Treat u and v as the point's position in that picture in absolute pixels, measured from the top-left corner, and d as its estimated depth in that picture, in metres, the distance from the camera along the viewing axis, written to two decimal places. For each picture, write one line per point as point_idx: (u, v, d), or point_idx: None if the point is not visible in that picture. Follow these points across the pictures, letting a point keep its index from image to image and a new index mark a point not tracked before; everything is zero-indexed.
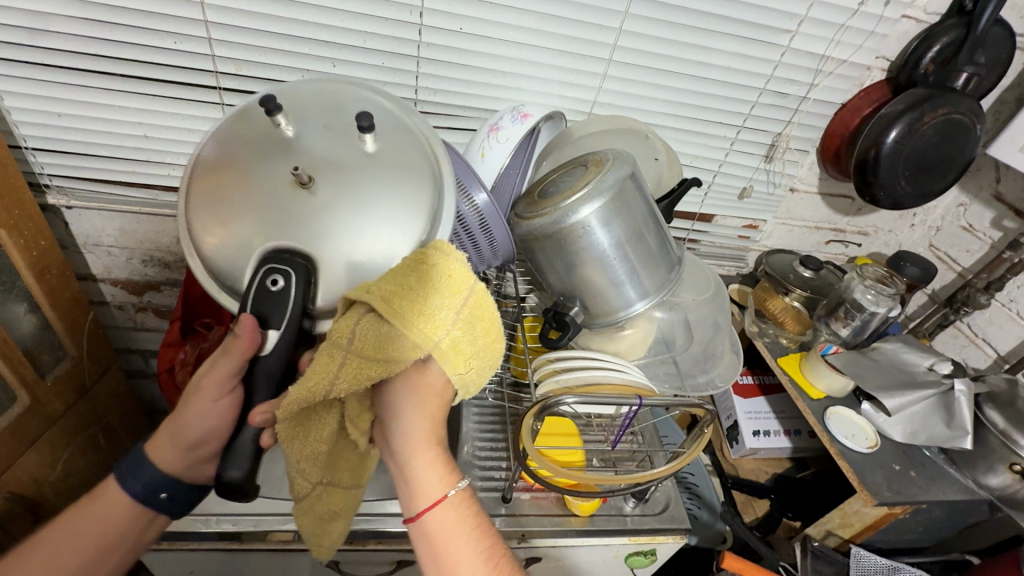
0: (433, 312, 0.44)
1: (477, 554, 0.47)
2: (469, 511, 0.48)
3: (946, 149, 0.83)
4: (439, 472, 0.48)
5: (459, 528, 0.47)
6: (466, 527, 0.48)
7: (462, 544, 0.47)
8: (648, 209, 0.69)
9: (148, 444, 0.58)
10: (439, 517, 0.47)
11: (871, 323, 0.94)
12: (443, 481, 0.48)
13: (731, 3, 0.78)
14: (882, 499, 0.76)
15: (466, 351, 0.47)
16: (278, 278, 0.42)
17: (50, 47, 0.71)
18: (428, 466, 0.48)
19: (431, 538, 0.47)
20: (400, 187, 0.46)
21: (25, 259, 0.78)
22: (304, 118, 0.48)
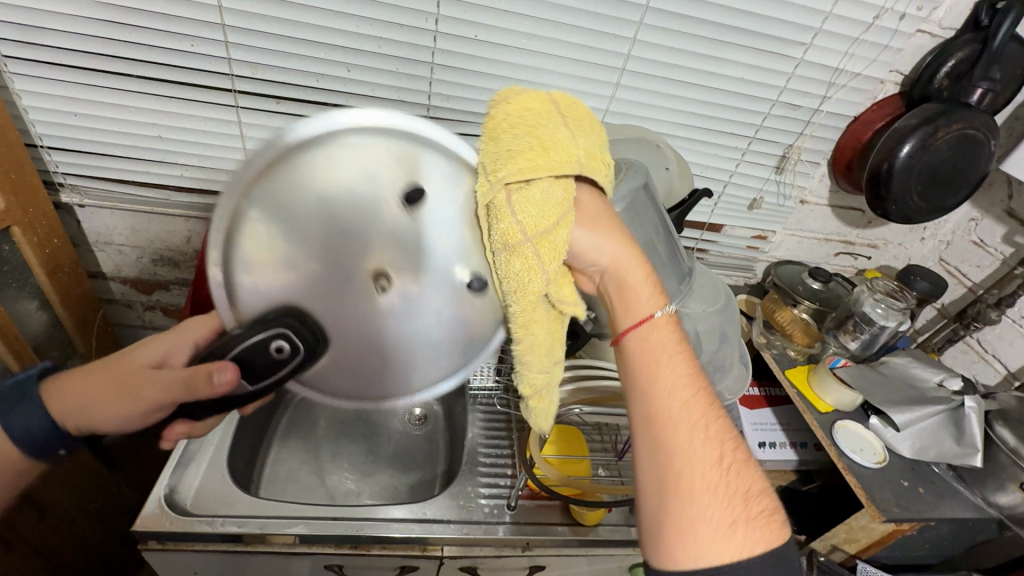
0: (556, 139, 0.47)
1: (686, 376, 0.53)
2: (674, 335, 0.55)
3: (960, 164, 0.82)
4: (646, 295, 0.55)
5: (668, 351, 0.54)
6: (675, 351, 0.54)
7: (674, 364, 0.53)
8: (660, 218, 0.69)
9: (46, 384, 0.50)
10: (648, 334, 0.54)
11: (880, 337, 0.94)
12: (651, 303, 0.55)
13: (746, 15, 0.78)
14: (890, 515, 0.76)
15: (595, 156, 0.50)
16: (282, 341, 0.44)
17: (69, 48, 0.71)
18: (639, 280, 0.55)
19: (647, 354, 0.54)
20: (455, 336, 0.51)
21: (38, 257, 0.79)
22: (430, 221, 0.46)
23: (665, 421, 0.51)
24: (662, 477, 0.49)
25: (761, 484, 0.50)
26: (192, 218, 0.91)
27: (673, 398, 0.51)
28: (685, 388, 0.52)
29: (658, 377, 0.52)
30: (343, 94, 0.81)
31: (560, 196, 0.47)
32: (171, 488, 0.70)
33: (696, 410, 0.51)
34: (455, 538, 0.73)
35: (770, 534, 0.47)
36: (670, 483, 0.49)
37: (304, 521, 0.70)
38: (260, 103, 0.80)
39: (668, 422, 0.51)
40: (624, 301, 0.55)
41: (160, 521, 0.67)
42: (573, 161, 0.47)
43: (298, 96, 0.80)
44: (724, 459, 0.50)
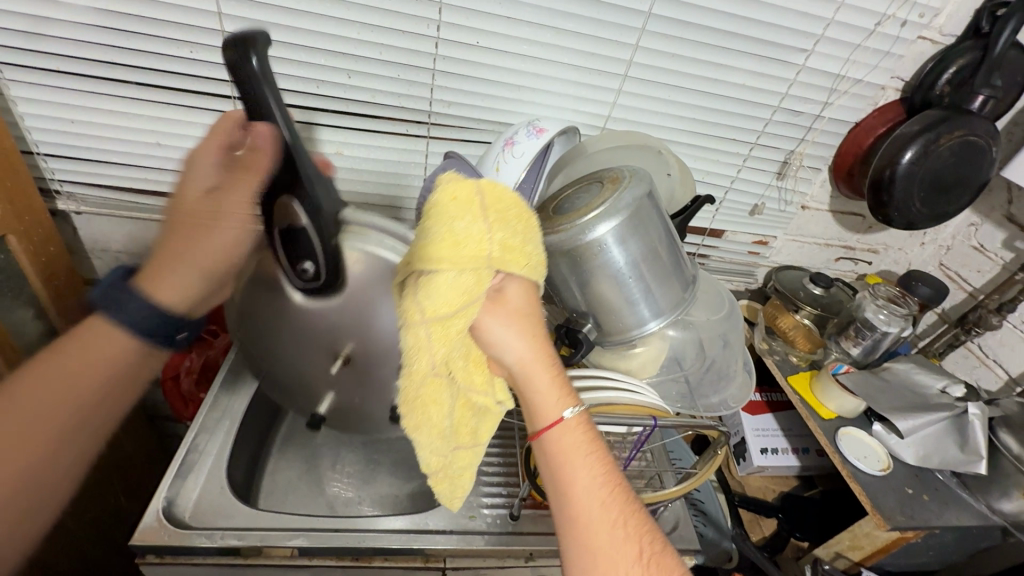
0: (461, 245, 0.46)
1: (599, 475, 0.50)
2: (583, 437, 0.52)
3: (961, 171, 0.82)
4: (550, 397, 0.52)
5: (578, 450, 0.51)
6: (584, 454, 0.51)
7: (586, 465, 0.51)
8: (664, 227, 0.69)
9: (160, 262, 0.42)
10: (556, 439, 0.51)
11: (883, 343, 0.93)
12: (555, 405, 0.52)
13: (749, 22, 0.77)
14: (896, 523, 0.75)
15: (512, 247, 0.49)
16: (311, 262, 0.48)
17: (65, 54, 0.70)
18: (547, 382, 0.52)
19: (561, 457, 0.51)
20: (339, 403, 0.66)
21: (34, 265, 0.78)
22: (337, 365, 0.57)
23: (581, 520, 0.49)
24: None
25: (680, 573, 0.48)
26: None
27: (588, 496, 0.49)
28: (598, 495, 0.50)
29: (575, 482, 0.50)
30: (343, 100, 0.80)
31: (469, 286, 0.47)
32: (168, 501, 0.69)
33: (617, 515, 0.49)
34: (458, 548, 0.72)
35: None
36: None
37: (304, 533, 0.69)
38: None
39: (588, 516, 0.49)
40: (533, 397, 0.52)
41: (159, 533, 0.65)
42: (483, 256, 0.47)
43: (298, 102, 0.79)
44: (644, 554, 0.48)
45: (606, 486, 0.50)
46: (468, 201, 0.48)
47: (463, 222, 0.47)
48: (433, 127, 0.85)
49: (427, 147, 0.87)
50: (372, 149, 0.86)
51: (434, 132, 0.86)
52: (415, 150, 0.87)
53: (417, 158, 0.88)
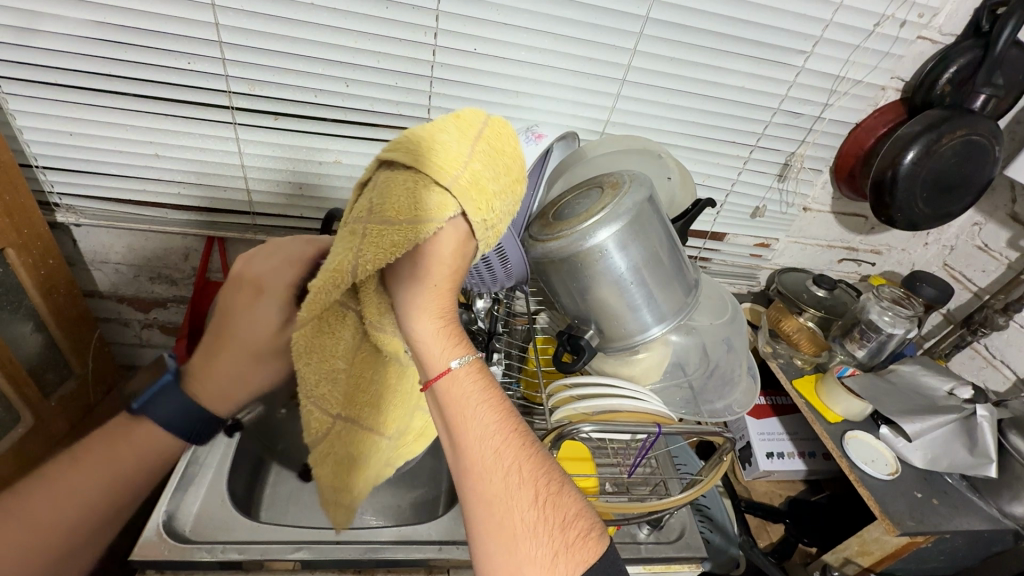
0: (421, 152, 0.43)
1: (494, 422, 0.45)
2: (480, 382, 0.47)
3: (963, 170, 0.82)
4: (444, 345, 0.48)
5: (466, 398, 0.46)
6: (479, 400, 0.46)
7: (481, 410, 0.45)
8: (665, 231, 0.68)
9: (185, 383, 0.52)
10: (446, 387, 0.46)
11: (888, 344, 0.92)
12: (449, 353, 0.47)
13: (747, 25, 0.77)
14: (905, 528, 0.74)
15: (479, 186, 0.44)
16: None
17: (63, 67, 0.70)
18: (435, 329, 0.48)
19: (453, 405, 0.46)
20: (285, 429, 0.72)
21: (34, 279, 0.78)
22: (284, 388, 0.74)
23: (476, 474, 0.43)
24: (485, 533, 0.41)
25: (583, 510, 0.43)
26: (190, 235, 0.90)
27: (481, 444, 0.44)
28: (494, 434, 0.44)
29: (466, 429, 0.44)
30: (341, 109, 0.80)
31: (406, 206, 0.41)
32: (168, 514, 0.68)
33: (515, 460, 0.43)
34: (462, 559, 0.71)
35: (588, 553, 0.40)
36: (493, 530, 0.41)
37: (305, 546, 0.68)
38: (258, 119, 0.79)
39: (482, 465, 0.43)
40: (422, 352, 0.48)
41: (158, 547, 0.64)
42: (451, 174, 0.42)
43: (297, 111, 0.79)
44: (540, 498, 0.42)
45: (502, 429, 0.45)
46: (468, 125, 0.45)
47: (451, 137, 0.44)
48: None
49: None
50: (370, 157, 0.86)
51: None
52: None
53: None
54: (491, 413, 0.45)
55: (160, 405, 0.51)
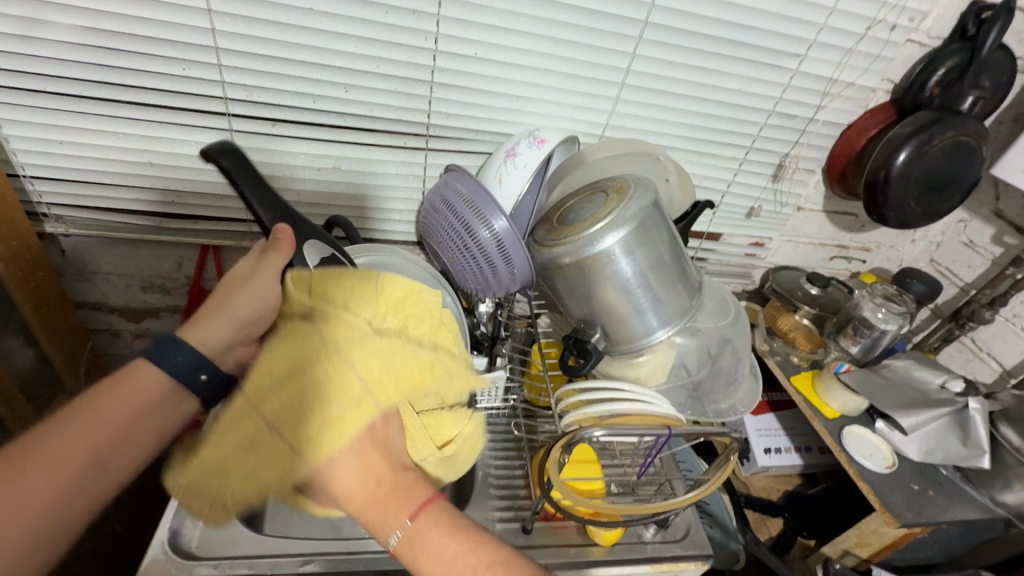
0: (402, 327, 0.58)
1: (455, 546, 0.46)
2: (432, 522, 0.46)
3: (953, 170, 0.84)
4: (387, 508, 0.45)
5: (427, 549, 0.45)
6: (440, 538, 0.46)
7: (439, 545, 0.46)
8: (669, 235, 0.69)
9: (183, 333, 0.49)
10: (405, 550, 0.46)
11: (881, 341, 0.95)
12: (392, 517, 0.45)
13: (744, 28, 0.78)
14: (905, 520, 0.76)
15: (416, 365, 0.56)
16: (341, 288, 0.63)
17: (53, 74, 0.68)
18: (370, 496, 0.46)
19: (413, 562, 0.45)
20: None
21: (24, 292, 0.75)
22: None
23: None
24: None
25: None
26: (184, 244, 0.88)
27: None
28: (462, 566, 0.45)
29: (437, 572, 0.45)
30: (340, 114, 0.79)
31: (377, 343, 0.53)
32: (173, 531, 0.66)
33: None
34: None
35: None
36: None
37: (314, 558, 0.67)
38: (255, 126, 0.78)
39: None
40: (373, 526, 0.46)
41: (164, 566, 0.63)
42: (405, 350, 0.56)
43: (295, 117, 0.78)
44: None
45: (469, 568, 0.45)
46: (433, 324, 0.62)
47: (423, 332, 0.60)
48: (432, 139, 0.84)
49: (425, 160, 0.86)
50: (369, 163, 0.85)
51: (432, 144, 0.85)
52: (414, 162, 0.86)
53: (415, 171, 0.87)
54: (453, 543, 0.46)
55: (168, 358, 0.46)
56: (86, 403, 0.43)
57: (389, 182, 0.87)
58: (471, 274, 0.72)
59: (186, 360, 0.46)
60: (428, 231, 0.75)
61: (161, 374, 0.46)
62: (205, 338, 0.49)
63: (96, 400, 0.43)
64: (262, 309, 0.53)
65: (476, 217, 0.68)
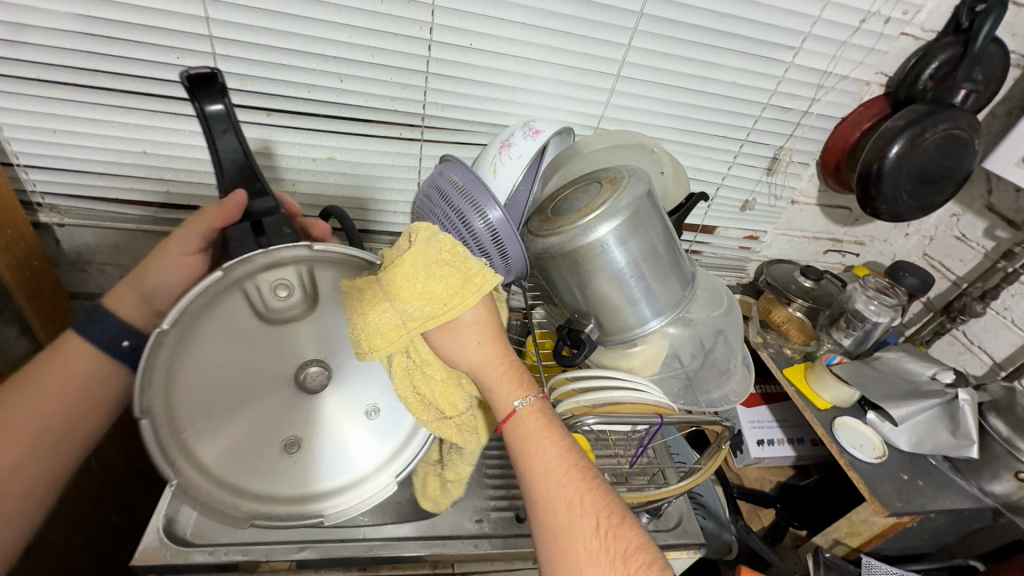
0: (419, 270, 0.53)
1: (557, 449, 0.53)
2: (545, 421, 0.55)
3: (946, 163, 0.84)
4: (510, 387, 0.56)
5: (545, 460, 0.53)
6: (547, 435, 0.54)
7: (546, 444, 0.54)
8: (663, 225, 0.69)
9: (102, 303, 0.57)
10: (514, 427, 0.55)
11: (873, 333, 0.96)
12: (515, 394, 0.56)
13: (738, 20, 0.78)
14: (894, 509, 0.77)
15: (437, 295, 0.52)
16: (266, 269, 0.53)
17: (46, 61, 0.68)
18: (498, 375, 0.56)
19: (520, 443, 0.55)
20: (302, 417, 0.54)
21: (18, 282, 0.75)
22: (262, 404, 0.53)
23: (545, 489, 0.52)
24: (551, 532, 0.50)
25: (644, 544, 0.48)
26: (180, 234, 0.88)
27: (551, 473, 0.52)
28: (557, 466, 0.52)
29: (536, 459, 0.53)
30: (336, 105, 0.79)
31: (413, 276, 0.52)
32: (169, 518, 0.67)
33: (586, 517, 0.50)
34: (467, 554, 0.72)
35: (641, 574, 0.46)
36: (560, 544, 0.50)
37: (308, 545, 0.68)
38: (250, 116, 0.78)
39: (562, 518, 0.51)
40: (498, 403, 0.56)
41: (160, 553, 0.63)
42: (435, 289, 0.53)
43: (289, 108, 0.78)
44: (601, 526, 0.49)
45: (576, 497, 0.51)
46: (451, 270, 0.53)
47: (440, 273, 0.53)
48: (428, 130, 0.84)
49: (421, 151, 0.87)
50: (364, 153, 0.85)
51: (428, 135, 0.85)
52: (409, 153, 0.86)
53: (411, 162, 0.87)
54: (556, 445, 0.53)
55: (93, 330, 0.56)
56: (38, 377, 0.55)
57: (385, 173, 0.87)
58: None
59: (108, 330, 0.56)
60: (422, 221, 0.76)
61: (90, 349, 0.56)
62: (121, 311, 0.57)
63: (38, 376, 0.55)
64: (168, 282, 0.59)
65: (469, 207, 0.68)
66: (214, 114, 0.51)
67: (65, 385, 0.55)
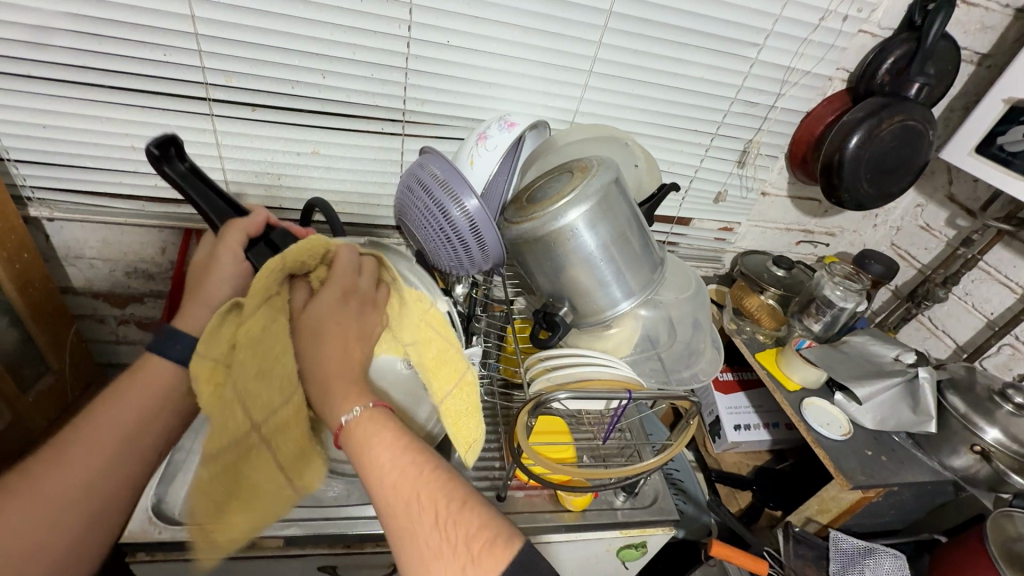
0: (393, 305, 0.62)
1: (395, 448, 0.46)
2: (384, 425, 0.48)
3: (903, 153, 0.89)
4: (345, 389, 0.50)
5: (372, 439, 0.47)
6: (387, 438, 0.47)
7: (382, 442, 0.46)
8: (631, 212, 0.73)
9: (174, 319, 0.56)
10: (350, 433, 0.48)
11: (840, 318, 0.99)
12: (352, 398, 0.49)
13: (703, 18, 0.82)
14: (857, 482, 0.81)
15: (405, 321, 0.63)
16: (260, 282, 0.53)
17: (33, 58, 0.70)
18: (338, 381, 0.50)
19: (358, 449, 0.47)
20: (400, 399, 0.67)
21: (9, 272, 0.77)
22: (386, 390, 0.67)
23: (379, 476, 0.45)
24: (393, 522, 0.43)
25: (487, 520, 0.42)
26: (168, 228, 0.90)
27: (389, 468, 0.45)
28: (395, 469, 0.45)
29: (374, 458, 0.45)
30: (318, 100, 0.82)
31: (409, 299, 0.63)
32: (158, 498, 0.69)
33: (415, 482, 0.44)
34: None
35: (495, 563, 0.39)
36: (404, 528, 0.42)
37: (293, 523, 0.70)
38: (236, 111, 0.80)
39: (387, 480, 0.44)
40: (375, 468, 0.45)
41: (149, 531, 0.65)
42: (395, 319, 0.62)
43: (274, 103, 0.81)
44: (440, 520, 0.42)
45: (409, 462, 0.45)
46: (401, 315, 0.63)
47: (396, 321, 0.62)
48: (408, 124, 0.87)
49: (402, 145, 0.89)
50: (346, 147, 0.87)
51: (408, 129, 0.88)
52: (391, 147, 0.89)
53: (393, 156, 0.90)
54: (395, 445, 0.46)
55: (172, 347, 0.54)
56: (120, 390, 0.52)
57: (368, 168, 0.90)
58: (444, 253, 0.75)
59: (186, 346, 0.54)
60: (403, 211, 0.78)
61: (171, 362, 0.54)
62: (194, 326, 0.56)
63: (122, 390, 0.51)
64: (231, 295, 0.57)
65: (448, 196, 0.71)
66: (180, 173, 0.54)
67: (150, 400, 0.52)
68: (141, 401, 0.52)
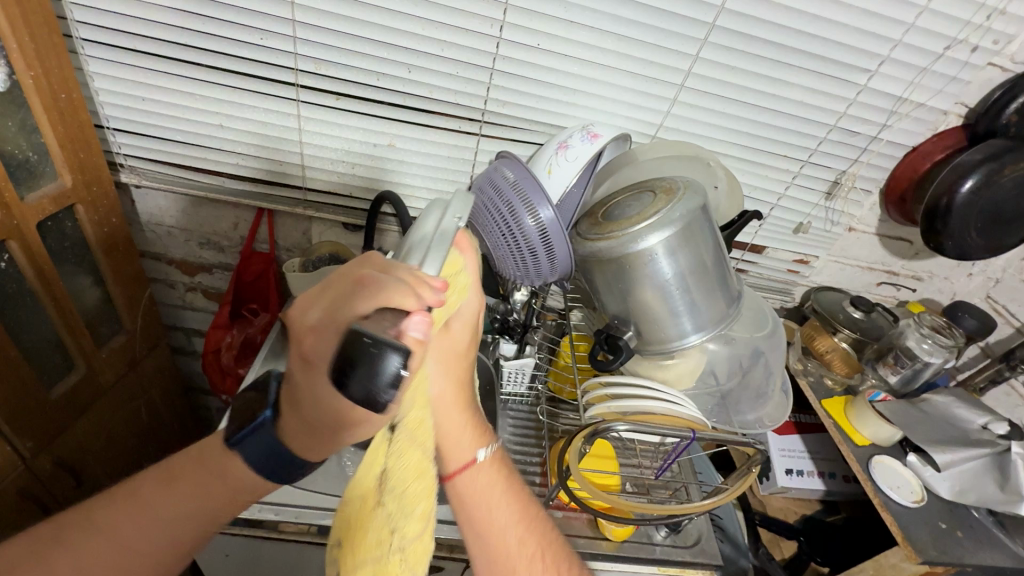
0: None
1: (511, 505, 0.54)
2: (498, 476, 0.55)
3: (1021, 204, 0.81)
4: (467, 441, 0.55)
5: (489, 488, 0.54)
6: (497, 488, 0.54)
7: (497, 499, 0.54)
8: (713, 241, 0.69)
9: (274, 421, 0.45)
10: (473, 480, 0.54)
11: (923, 373, 0.91)
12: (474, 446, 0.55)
13: (813, 40, 0.77)
14: (927, 557, 0.74)
15: None
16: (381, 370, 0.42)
17: (141, 33, 0.73)
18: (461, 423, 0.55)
19: (473, 498, 0.53)
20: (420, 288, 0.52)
21: (97, 235, 0.81)
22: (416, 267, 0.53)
23: (496, 540, 0.52)
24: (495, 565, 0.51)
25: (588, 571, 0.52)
26: (243, 206, 0.93)
27: (507, 530, 0.52)
28: (511, 518, 0.53)
29: (493, 515, 0.53)
30: (401, 94, 0.82)
31: None
32: None
33: (522, 519, 0.53)
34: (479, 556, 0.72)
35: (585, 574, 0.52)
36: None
37: (337, 513, 0.70)
38: (321, 99, 0.81)
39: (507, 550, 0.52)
40: (496, 516, 0.53)
41: None
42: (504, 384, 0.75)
43: (359, 93, 0.81)
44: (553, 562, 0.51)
45: (519, 509, 0.54)
46: None
47: None
48: (486, 125, 0.86)
49: (477, 145, 0.88)
50: (422, 142, 0.87)
51: (485, 130, 0.87)
52: (465, 146, 0.88)
53: (466, 155, 0.89)
54: (507, 497, 0.54)
55: (249, 447, 0.45)
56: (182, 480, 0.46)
57: (440, 165, 0.90)
58: (511, 261, 0.73)
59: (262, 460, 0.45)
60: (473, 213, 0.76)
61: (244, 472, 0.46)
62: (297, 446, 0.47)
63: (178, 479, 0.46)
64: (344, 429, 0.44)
65: (522, 205, 0.69)
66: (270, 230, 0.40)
67: (195, 504, 0.45)
68: (190, 501, 0.45)
